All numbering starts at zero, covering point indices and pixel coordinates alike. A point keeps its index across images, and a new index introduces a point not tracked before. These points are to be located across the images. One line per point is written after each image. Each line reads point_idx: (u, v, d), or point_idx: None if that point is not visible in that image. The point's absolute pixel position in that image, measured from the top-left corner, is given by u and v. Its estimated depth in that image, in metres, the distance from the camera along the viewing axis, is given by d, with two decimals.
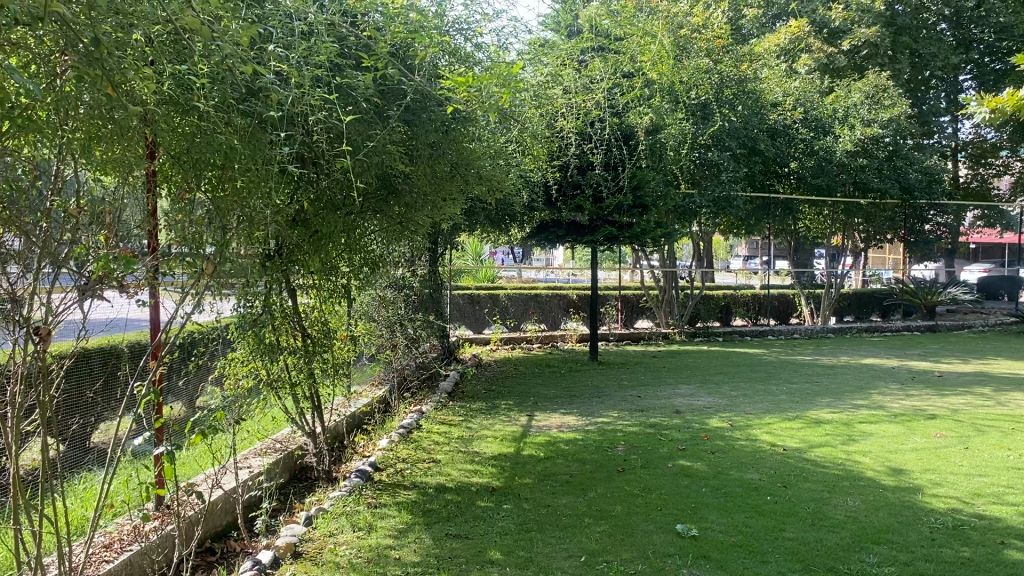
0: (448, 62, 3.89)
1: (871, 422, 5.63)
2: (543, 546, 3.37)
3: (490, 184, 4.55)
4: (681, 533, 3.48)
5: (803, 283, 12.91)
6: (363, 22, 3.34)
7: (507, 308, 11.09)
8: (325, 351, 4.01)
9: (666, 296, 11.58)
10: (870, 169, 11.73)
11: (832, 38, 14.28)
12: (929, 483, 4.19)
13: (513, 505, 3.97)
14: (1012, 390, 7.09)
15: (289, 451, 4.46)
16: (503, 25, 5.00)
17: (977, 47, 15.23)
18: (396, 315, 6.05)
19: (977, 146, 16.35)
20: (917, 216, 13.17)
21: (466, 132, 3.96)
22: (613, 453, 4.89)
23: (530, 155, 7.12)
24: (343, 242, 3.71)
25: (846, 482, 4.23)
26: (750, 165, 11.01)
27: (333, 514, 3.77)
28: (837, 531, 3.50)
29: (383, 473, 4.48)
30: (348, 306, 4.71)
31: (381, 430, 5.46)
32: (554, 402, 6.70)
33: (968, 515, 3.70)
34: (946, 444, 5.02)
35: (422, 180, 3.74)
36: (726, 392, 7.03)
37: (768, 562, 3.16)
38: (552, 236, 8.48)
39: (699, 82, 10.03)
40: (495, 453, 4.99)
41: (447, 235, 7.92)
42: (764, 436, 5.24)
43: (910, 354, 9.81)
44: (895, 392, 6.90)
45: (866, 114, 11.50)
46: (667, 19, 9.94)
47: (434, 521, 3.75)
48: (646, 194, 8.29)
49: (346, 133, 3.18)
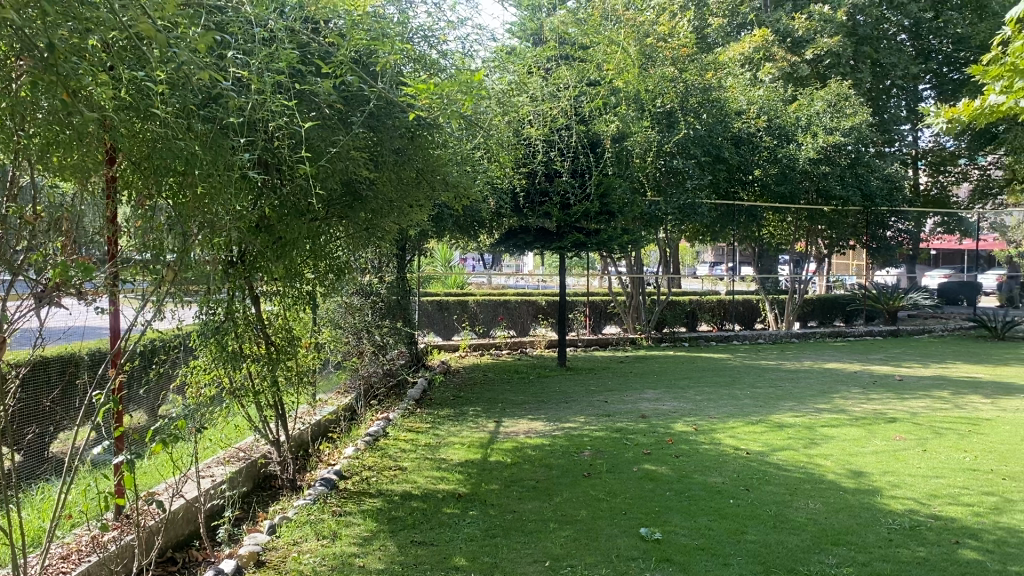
0: (413, 69, 3.88)
1: (833, 425, 5.73)
2: (507, 552, 3.38)
3: (457, 190, 4.54)
4: (645, 537, 3.50)
5: (768, 289, 13.06)
6: (324, 29, 3.33)
7: (477, 314, 11.10)
8: (289, 358, 3.96)
9: (633, 302, 11.69)
10: (832, 176, 11.94)
11: (795, 47, 14.33)
12: (888, 485, 4.26)
13: (479, 511, 3.97)
14: (970, 393, 7.23)
15: (253, 460, 4.43)
16: (467, 32, 5.06)
17: (935, 57, 15.61)
18: (362, 322, 6.03)
19: (937, 154, 16.64)
20: (879, 223, 13.22)
21: (433, 139, 3.94)
22: (578, 458, 4.92)
23: (497, 162, 7.18)
24: (309, 248, 3.70)
25: (808, 485, 4.28)
26: (715, 173, 11.18)
27: (297, 522, 3.75)
28: (797, 533, 3.55)
29: (349, 481, 4.46)
30: (313, 313, 4.69)
31: (347, 438, 5.44)
32: (522, 408, 6.71)
33: (925, 516, 3.78)
34: (905, 446, 5.11)
35: (386, 187, 3.73)
36: (692, 396, 7.11)
37: (729, 565, 3.20)
38: (521, 243, 8.51)
39: (665, 90, 10.21)
40: (461, 459, 5.00)
41: (415, 241, 7.94)
42: (727, 439, 5.30)
43: (873, 359, 9.95)
44: (856, 396, 7.02)
45: (828, 122, 11.68)
46: (633, 28, 10.10)
47: (399, 528, 3.74)
48: (613, 201, 8.39)
49: (308, 139, 3.18)
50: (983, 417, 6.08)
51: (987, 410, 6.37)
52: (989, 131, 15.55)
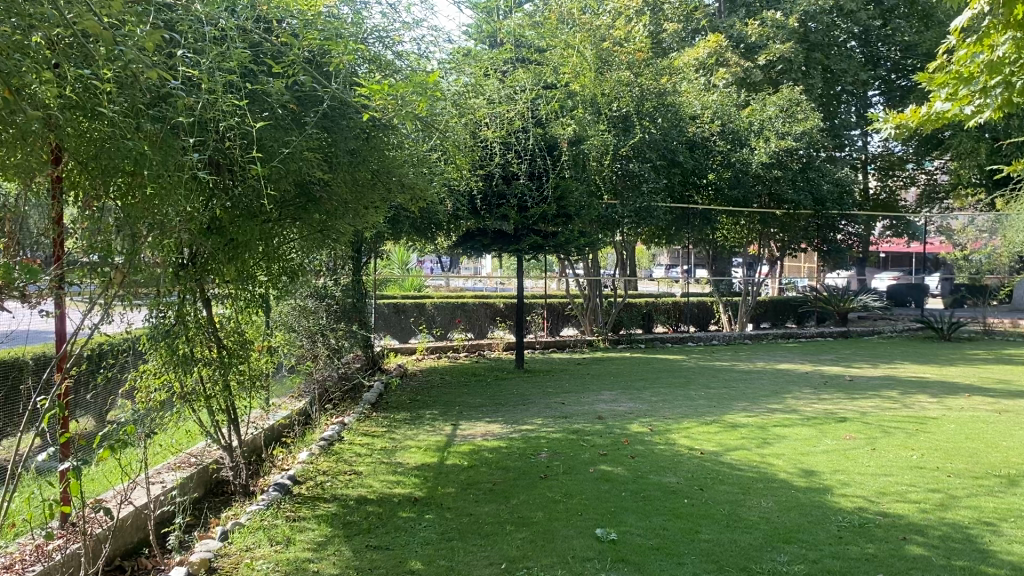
0: (368, 70, 3.85)
1: (785, 425, 5.82)
2: (464, 555, 3.37)
3: (413, 193, 4.50)
4: (601, 537, 3.52)
5: (722, 291, 13.20)
6: (277, 29, 3.29)
7: (434, 317, 11.06)
8: (242, 362, 3.90)
9: (590, 305, 11.73)
10: (784, 181, 12.17)
11: (748, 52, 14.57)
12: (838, 483, 4.34)
13: (435, 514, 3.95)
14: (916, 393, 7.41)
15: (205, 465, 4.35)
16: (423, 33, 5.05)
17: (884, 65, 16.04)
18: (317, 325, 6.02)
19: (885, 159, 16.97)
20: (830, 226, 13.50)
21: (389, 140, 3.90)
22: (535, 460, 4.92)
23: (453, 165, 7.18)
24: (262, 249, 3.64)
25: (760, 484, 4.34)
26: (670, 176, 11.28)
27: (250, 528, 3.70)
28: (751, 532, 3.59)
29: (303, 486, 4.41)
30: (266, 316, 4.62)
31: (301, 443, 5.36)
32: (479, 411, 6.69)
33: (873, 513, 3.85)
34: (855, 445, 5.21)
35: (341, 187, 3.67)
36: (648, 397, 7.16)
37: (683, 564, 3.22)
38: (479, 245, 8.44)
39: (621, 94, 10.35)
40: (418, 463, 4.98)
41: (372, 242, 7.89)
42: (681, 439, 5.36)
43: (824, 359, 10.14)
44: (808, 395, 7.15)
45: (780, 127, 11.88)
46: (589, 32, 10.22)
47: (354, 533, 3.71)
48: (570, 204, 8.46)
49: (260, 140, 3.13)
50: (929, 416, 6.22)
51: (933, 409, 6.52)
52: (935, 137, 16.16)
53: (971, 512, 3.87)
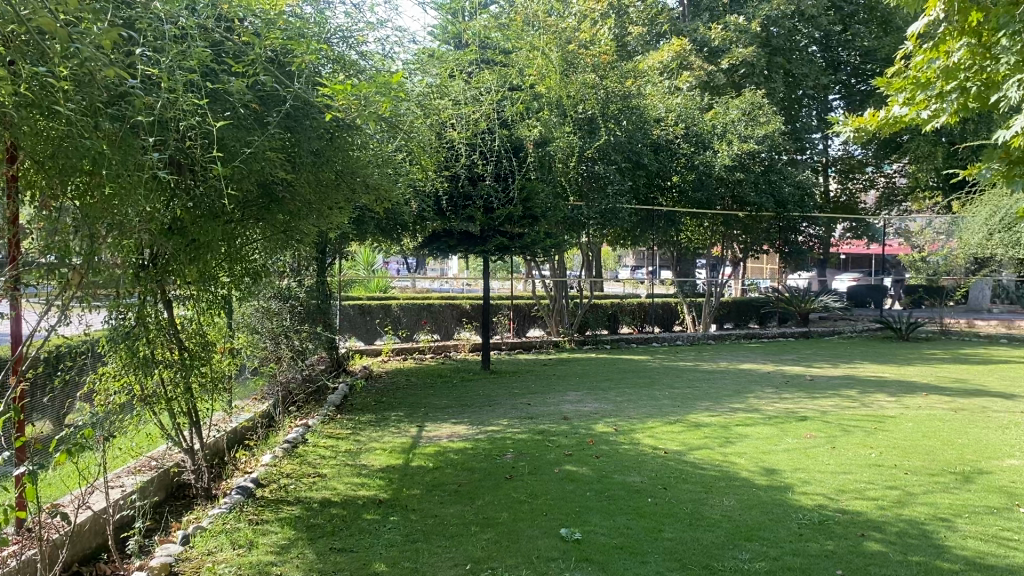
0: (332, 69, 3.83)
1: (747, 424, 5.89)
2: (428, 557, 3.36)
3: (377, 194, 4.48)
4: (565, 537, 3.54)
5: (686, 292, 13.30)
6: (239, 28, 3.25)
7: (399, 319, 11.01)
8: (204, 364, 3.86)
9: (556, 306, 11.78)
10: (747, 184, 12.25)
11: (712, 56, 14.75)
12: (798, 481, 4.40)
13: (400, 517, 3.94)
14: (875, 392, 7.55)
15: (166, 469, 4.30)
16: (387, 33, 5.03)
17: (845, 69, 16.33)
18: (280, 327, 5.96)
19: (846, 162, 17.30)
20: (792, 228, 13.82)
21: (353, 141, 3.88)
22: (501, 461, 4.93)
23: (418, 165, 7.17)
24: (224, 250, 3.59)
25: (723, 483, 4.39)
26: (635, 178, 11.36)
27: (212, 532, 3.66)
28: (713, 530, 3.63)
29: (266, 489, 4.37)
30: (228, 317, 4.57)
31: (264, 445, 5.31)
32: (445, 412, 6.67)
33: (833, 511, 3.92)
34: (815, 443, 5.29)
35: (305, 188, 3.64)
36: (613, 397, 7.21)
37: (647, 563, 3.25)
38: (445, 246, 8.42)
39: (586, 96, 10.44)
40: (383, 465, 4.96)
41: (336, 244, 7.84)
42: (646, 439, 5.40)
43: (785, 359, 10.28)
44: (770, 395, 7.24)
45: (743, 131, 12.03)
46: (555, 34, 10.29)
47: (318, 536, 3.69)
48: (536, 206, 8.52)
49: (222, 139, 3.09)
50: (888, 415, 6.34)
51: (891, 408, 6.63)
52: (893, 141, 16.47)
53: (927, 508, 3.95)
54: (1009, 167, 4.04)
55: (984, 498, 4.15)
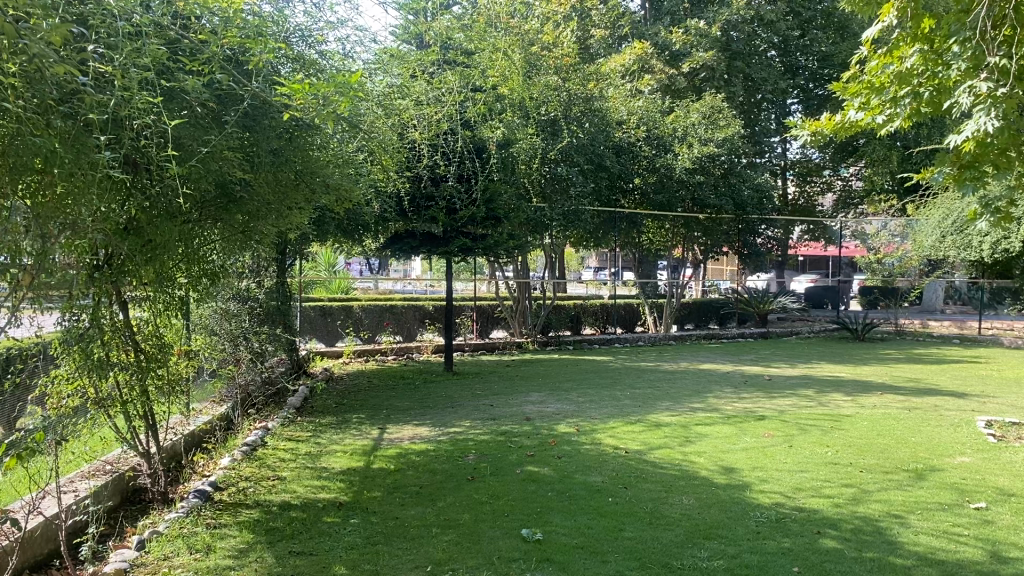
0: (291, 69, 3.80)
1: (706, 424, 5.95)
2: (388, 559, 3.35)
3: (338, 194, 4.45)
4: (526, 537, 3.55)
5: (647, 294, 13.38)
6: (195, 26, 3.21)
7: (361, 320, 10.93)
8: (160, 367, 3.79)
9: (519, 307, 11.78)
10: (707, 186, 12.54)
11: (673, 60, 14.89)
12: (756, 480, 4.46)
13: (360, 519, 3.91)
14: (831, 391, 7.68)
15: (121, 473, 4.22)
16: (347, 33, 5.02)
17: (803, 74, 16.60)
18: (238, 329, 5.86)
19: (803, 166, 17.61)
20: (750, 230, 14.02)
21: (312, 141, 3.84)
22: (463, 462, 4.92)
23: (379, 165, 7.16)
24: (181, 251, 3.54)
25: (682, 482, 4.43)
26: (597, 180, 11.44)
27: (168, 536, 3.60)
28: (672, 529, 3.66)
29: (224, 493, 4.32)
30: (185, 318, 4.51)
31: (223, 448, 5.25)
32: (406, 414, 6.65)
33: (790, 508, 3.98)
34: (773, 442, 5.36)
35: (263, 188, 3.60)
36: (575, 398, 7.24)
37: (607, 562, 3.28)
38: (407, 247, 8.40)
39: (549, 98, 10.50)
40: (343, 468, 4.92)
41: (296, 245, 7.77)
42: (607, 439, 5.43)
43: (744, 359, 10.42)
44: (729, 395, 7.33)
45: (703, 134, 12.22)
46: (518, 36, 10.35)
47: (276, 539, 3.65)
48: (498, 207, 8.54)
49: (178, 138, 3.04)
50: (843, 414, 6.46)
51: (847, 407, 6.75)
52: (849, 145, 16.82)
53: (881, 506, 4.02)
54: (959, 171, 4.12)
55: (936, 494, 4.24)
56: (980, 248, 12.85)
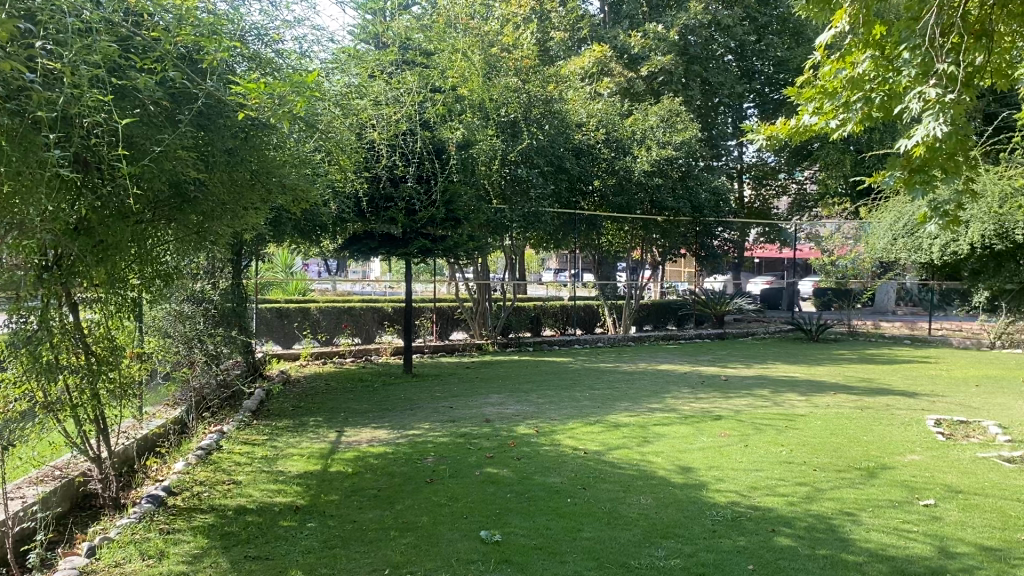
0: (247, 68, 3.75)
1: (664, 424, 6.01)
2: (345, 563, 3.32)
3: (295, 194, 4.39)
4: (485, 539, 3.54)
5: (607, 295, 13.43)
6: (148, 22, 3.14)
7: (319, 322, 10.81)
8: (112, 370, 3.72)
9: (479, 309, 11.75)
10: (665, 189, 12.67)
11: (631, 63, 15.01)
12: (712, 479, 4.51)
13: (318, 523, 3.88)
14: (785, 391, 7.81)
15: (71, 479, 4.13)
16: (304, 32, 4.97)
17: (759, 78, 16.86)
18: (193, 331, 5.76)
19: (759, 169, 17.91)
20: (707, 232, 14.07)
21: (268, 140, 3.80)
22: (422, 465, 4.90)
23: (336, 165, 7.11)
24: (134, 252, 3.47)
25: (640, 482, 4.46)
26: (557, 182, 11.50)
27: (119, 542, 3.52)
28: (629, 529, 3.68)
29: (178, 497, 4.25)
30: (137, 320, 4.42)
31: (177, 453, 5.16)
32: (364, 417, 6.60)
33: (745, 507, 4.03)
34: (729, 442, 5.43)
35: (218, 188, 3.54)
36: (534, 399, 7.25)
37: (566, 562, 3.29)
38: (365, 248, 8.29)
39: (509, 100, 10.50)
40: (300, 471, 4.88)
41: (252, 246, 7.67)
42: (566, 440, 5.45)
43: (702, 360, 10.56)
44: (686, 395, 7.41)
45: (661, 137, 12.35)
46: (478, 37, 10.35)
47: (232, 544, 3.60)
48: (458, 208, 8.48)
49: (130, 136, 3.00)
50: (798, 413, 6.56)
51: (801, 407, 6.86)
52: (804, 149, 17.11)
53: (834, 504, 4.10)
54: (909, 174, 4.21)
55: (887, 492, 4.33)
56: (930, 250, 13.10)
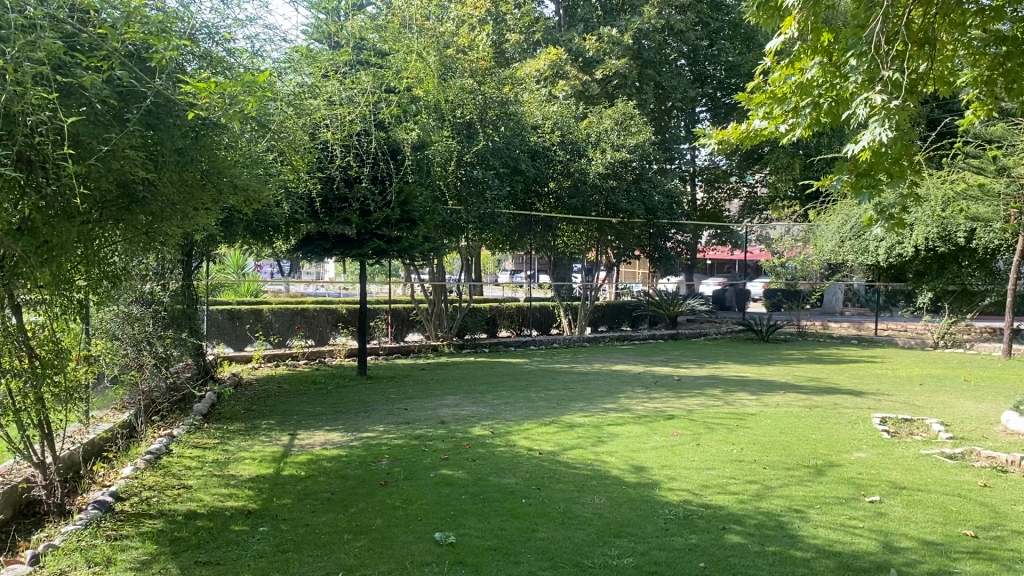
0: (197, 67, 3.70)
1: (618, 424, 6.05)
2: (298, 567, 3.29)
3: (246, 194, 4.33)
4: (440, 541, 3.54)
5: (563, 296, 13.45)
6: (95, 20, 3.08)
7: (271, 324, 10.67)
8: (57, 373, 3.64)
9: (435, 310, 11.71)
10: (620, 191, 12.76)
11: (586, 66, 15.12)
12: (665, 478, 4.57)
13: (270, 527, 3.84)
14: (737, 390, 7.94)
15: (14, 485, 4.03)
16: (256, 31, 4.93)
17: (711, 83, 17.16)
18: (142, 333, 5.67)
19: (711, 172, 18.28)
20: (661, 234, 14.09)
21: (219, 140, 3.74)
22: (376, 467, 4.88)
23: (290, 166, 7.04)
24: (80, 253, 3.40)
25: (595, 481, 4.50)
26: (513, 184, 11.53)
27: (65, 550, 3.45)
28: (583, 528, 3.71)
29: (126, 503, 4.17)
30: (83, 322, 4.32)
31: (125, 457, 5.07)
32: (317, 420, 6.54)
33: (697, 505, 4.08)
34: (681, 441, 5.50)
35: (168, 188, 3.46)
36: (490, 401, 7.26)
37: (520, 562, 3.30)
38: (319, 249, 8.20)
39: (464, 102, 10.53)
40: (252, 475, 4.82)
41: (202, 246, 7.55)
42: (521, 441, 5.47)
43: (655, 360, 10.68)
44: (640, 395, 7.49)
45: (615, 140, 12.49)
46: (433, 39, 10.37)
47: (182, 549, 3.55)
48: (413, 209, 8.44)
49: (76, 135, 2.94)
50: (748, 412, 6.67)
51: (752, 406, 6.99)
52: (754, 153, 17.40)
53: (783, 501, 4.18)
54: (857, 177, 4.34)
55: (834, 489, 4.42)
56: (876, 252, 13.47)
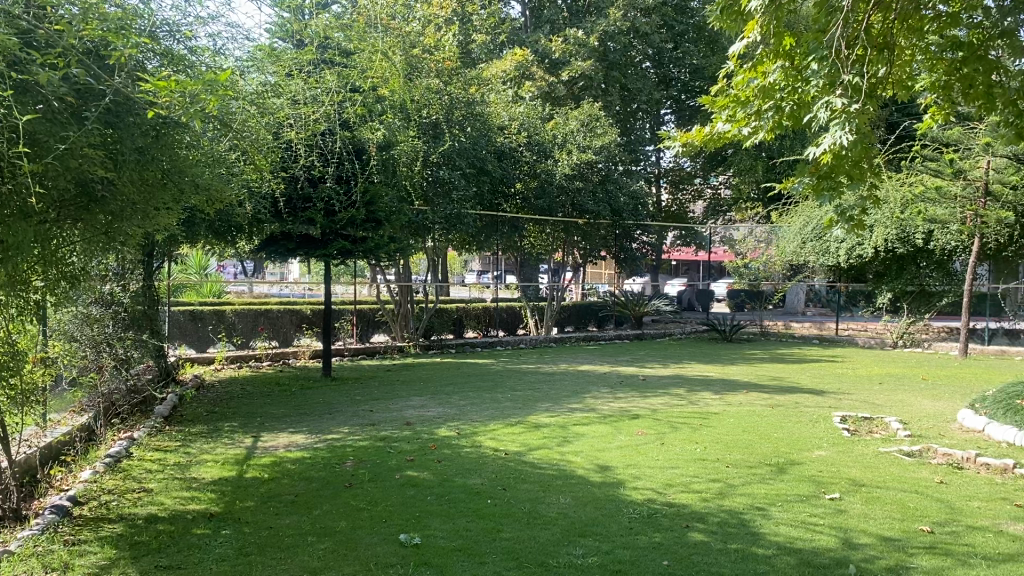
0: (158, 65, 3.65)
1: (583, 424, 6.08)
2: (260, 570, 3.26)
3: (208, 194, 4.29)
4: (405, 542, 3.53)
5: (529, 297, 13.47)
6: (52, 17, 3.02)
7: (234, 325, 10.55)
8: (12, 376, 3.57)
9: (401, 311, 11.67)
10: (585, 192, 12.81)
11: (552, 67, 15.18)
12: (630, 477, 4.60)
13: (232, 530, 3.80)
14: (700, 390, 8.01)
15: None
16: (219, 29, 4.88)
17: (676, 85, 17.35)
18: (102, 335, 5.65)
19: (676, 174, 18.45)
20: (626, 236, 14.24)
21: (180, 138, 3.69)
22: (341, 469, 4.85)
23: (252, 166, 6.97)
24: (37, 253, 3.34)
25: (560, 481, 4.52)
26: (479, 184, 11.54)
27: (20, 555, 3.38)
28: (548, 528, 3.73)
29: (85, 507, 4.10)
30: (40, 324, 4.25)
31: (84, 461, 4.99)
32: (281, 422, 6.49)
33: (660, 504, 4.12)
34: (645, 440, 5.54)
35: (128, 188, 3.41)
36: (456, 401, 7.25)
37: (485, 563, 3.30)
38: (282, 249, 8.13)
39: (430, 101, 10.53)
40: (214, 477, 4.76)
41: (164, 247, 7.46)
42: (487, 442, 5.47)
43: (620, 360, 10.75)
44: (606, 395, 7.53)
45: (581, 141, 12.56)
46: (399, 39, 10.35)
47: (142, 553, 3.50)
48: (379, 209, 8.40)
49: (32, 133, 2.89)
50: (712, 412, 6.74)
51: (715, 405, 7.06)
52: (718, 155, 17.59)
53: (745, 499, 4.23)
54: (817, 181, 4.38)
55: (795, 487, 4.49)
56: (837, 253, 13.68)
